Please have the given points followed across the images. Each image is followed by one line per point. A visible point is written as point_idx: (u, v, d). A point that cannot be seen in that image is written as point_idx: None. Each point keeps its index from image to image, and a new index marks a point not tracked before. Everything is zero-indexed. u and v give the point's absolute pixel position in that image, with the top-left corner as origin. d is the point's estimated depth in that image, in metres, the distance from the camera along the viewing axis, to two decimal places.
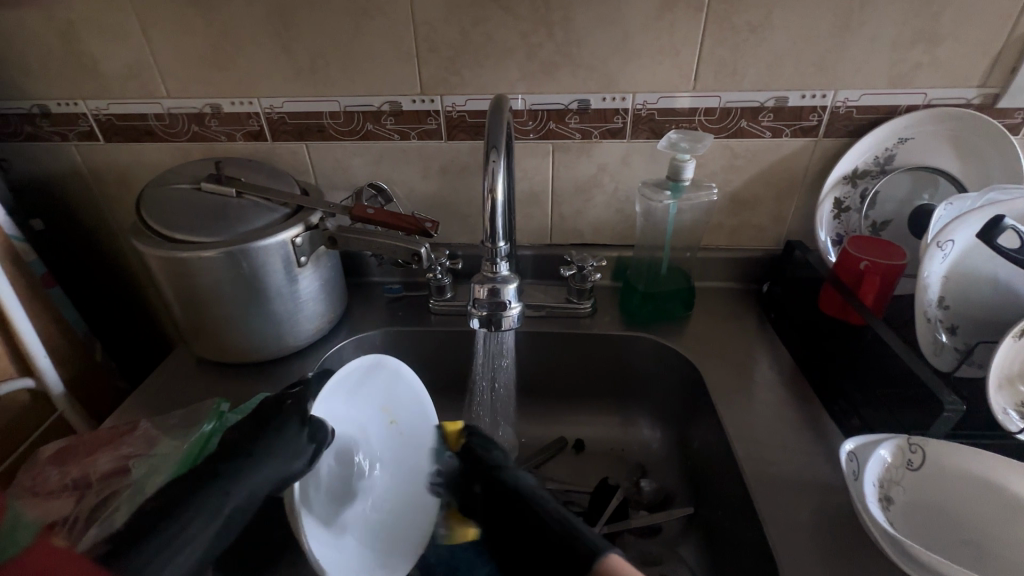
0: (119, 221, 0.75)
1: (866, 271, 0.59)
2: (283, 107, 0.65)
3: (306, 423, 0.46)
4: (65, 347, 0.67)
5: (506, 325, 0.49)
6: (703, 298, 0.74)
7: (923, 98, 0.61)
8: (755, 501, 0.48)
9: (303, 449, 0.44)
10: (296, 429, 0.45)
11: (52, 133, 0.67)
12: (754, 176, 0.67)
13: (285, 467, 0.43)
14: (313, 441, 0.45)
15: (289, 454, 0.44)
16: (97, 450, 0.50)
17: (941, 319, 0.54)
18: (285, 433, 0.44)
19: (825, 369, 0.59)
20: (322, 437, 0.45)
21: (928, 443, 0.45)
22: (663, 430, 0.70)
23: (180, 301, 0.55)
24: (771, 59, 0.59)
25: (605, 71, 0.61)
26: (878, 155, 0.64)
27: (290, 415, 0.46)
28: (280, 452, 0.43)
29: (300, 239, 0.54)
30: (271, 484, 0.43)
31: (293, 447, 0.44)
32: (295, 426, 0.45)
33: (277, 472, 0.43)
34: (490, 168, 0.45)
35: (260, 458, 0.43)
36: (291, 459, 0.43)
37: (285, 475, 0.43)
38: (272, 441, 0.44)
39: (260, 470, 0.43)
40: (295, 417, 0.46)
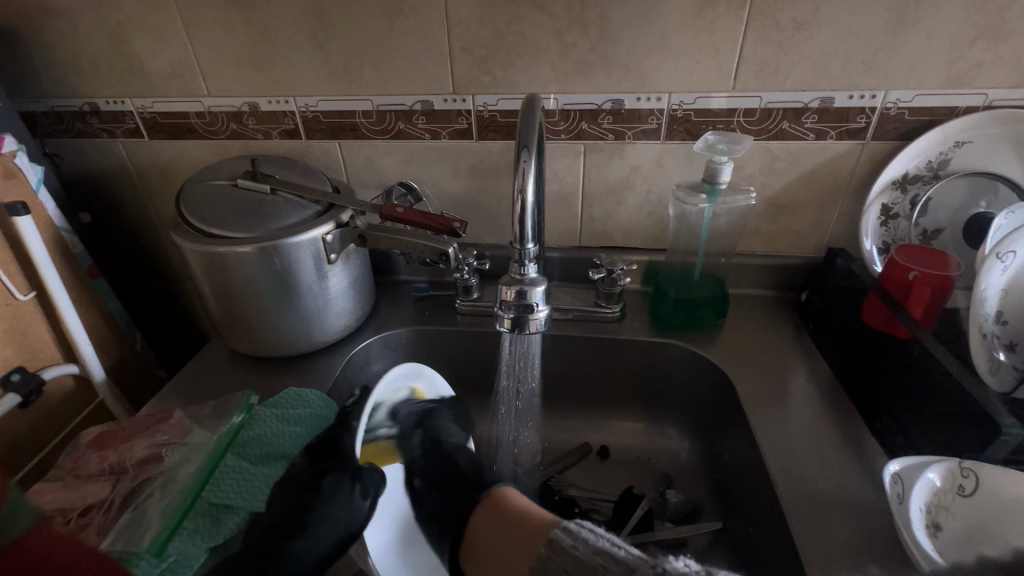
0: (160, 216, 0.77)
1: (915, 282, 0.55)
2: (317, 106, 0.66)
3: (357, 478, 0.46)
4: (107, 336, 0.69)
5: (533, 328, 0.48)
6: (737, 305, 0.71)
7: (983, 99, 0.57)
8: (789, 520, 0.46)
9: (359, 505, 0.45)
10: (347, 481, 0.46)
11: (101, 130, 0.70)
12: (795, 180, 0.65)
13: (343, 523, 0.44)
14: (366, 497, 0.45)
15: (342, 511, 0.44)
16: (135, 436, 0.51)
17: (998, 335, 0.50)
18: (338, 489, 0.45)
19: (867, 384, 0.56)
20: (374, 493, 0.46)
21: (983, 468, 0.42)
22: (691, 441, 0.68)
23: (215, 294, 0.56)
24: (817, 58, 0.57)
25: (641, 69, 0.59)
26: (931, 159, 0.61)
27: (338, 471, 0.46)
28: (335, 513, 0.44)
29: (331, 237, 0.55)
30: (330, 548, 0.43)
31: (346, 504, 0.44)
32: (343, 479, 0.46)
33: (337, 532, 0.44)
34: (521, 168, 0.44)
35: (317, 520, 0.43)
36: (349, 515, 0.44)
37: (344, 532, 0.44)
38: (327, 500, 0.44)
39: (321, 533, 0.43)
40: (346, 472, 0.46)
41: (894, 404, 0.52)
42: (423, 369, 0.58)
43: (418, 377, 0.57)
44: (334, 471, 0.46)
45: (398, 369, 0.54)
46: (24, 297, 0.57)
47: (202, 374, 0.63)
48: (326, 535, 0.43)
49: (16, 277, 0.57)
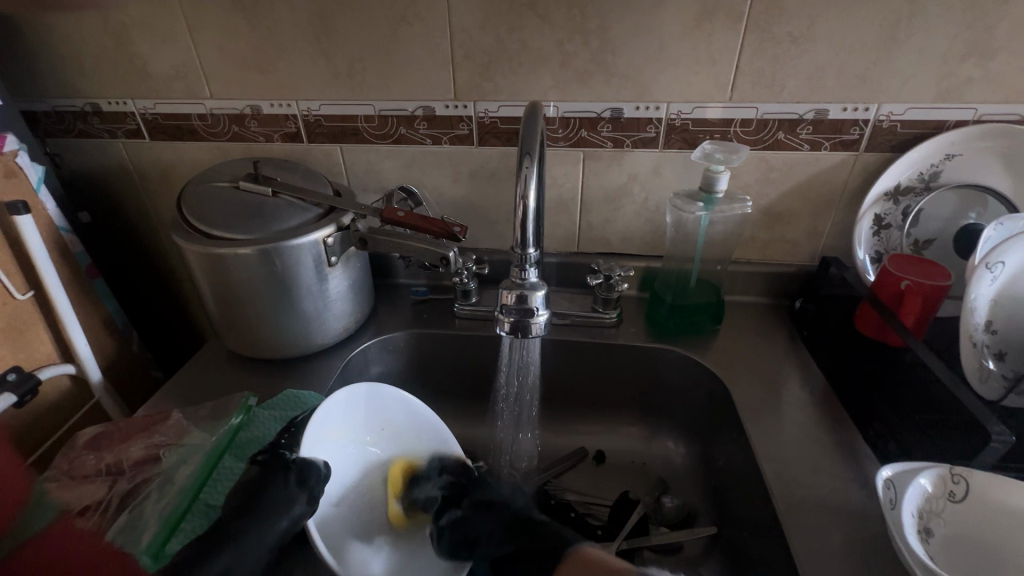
0: (159, 217, 0.77)
1: (907, 290, 0.56)
2: (319, 110, 0.66)
3: (293, 465, 0.45)
4: (104, 336, 0.69)
5: (533, 333, 0.49)
6: (732, 312, 0.72)
7: (972, 113, 0.59)
8: (784, 525, 0.46)
9: (298, 497, 0.43)
10: (280, 475, 0.44)
11: (101, 130, 0.70)
12: (790, 189, 0.66)
13: (288, 513, 0.43)
14: (303, 485, 0.44)
15: (279, 505, 0.43)
16: (132, 437, 0.51)
17: (989, 345, 0.51)
18: (272, 485, 0.43)
19: (860, 391, 0.57)
20: (312, 480, 0.44)
21: (973, 474, 0.43)
22: (687, 446, 0.68)
23: (215, 295, 0.56)
24: (812, 71, 0.58)
25: (640, 80, 0.60)
26: (923, 171, 0.62)
27: (276, 464, 0.45)
28: (272, 505, 0.42)
29: (332, 240, 0.55)
30: (278, 535, 0.42)
31: (283, 496, 0.43)
32: (279, 474, 0.44)
33: (280, 523, 0.42)
34: (523, 174, 0.45)
35: (258, 516, 0.42)
36: (286, 507, 0.43)
37: (291, 521, 0.43)
38: (265, 492, 0.43)
39: (263, 524, 0.42)
40: (282, 467, 0.45)
41: (886, 410, 0.53)
42: (382, 388, 0.55)
43: (379, 397, 0.55)
44: (271, 462, 0.45)
45: (341, 395, 0.51)
46: (22, 296, 0.57)
47: (200, 375, 0.63)
48: (269, 527, 0.42)
49: (15, 277, 0.57)
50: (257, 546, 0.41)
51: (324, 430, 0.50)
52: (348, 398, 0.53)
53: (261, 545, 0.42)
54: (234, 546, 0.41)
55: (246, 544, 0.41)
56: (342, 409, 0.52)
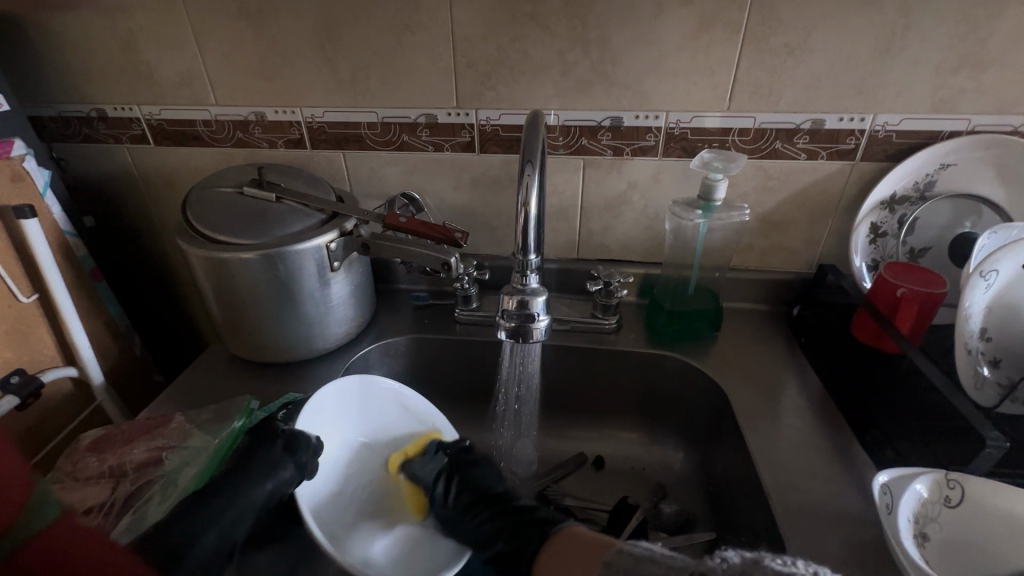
0: (163, 221, 0.78)
1: (903, 298, 0.57)
2: (323, 117, 0.67)
3: (284, 434, 0.49)
4: (106, 340, 0.69)
5: (534, 337, 0.49)
6: (730, 319, 0.73)
7: (966, 124, 0.60)
8: (782, 529, 0.46)
9: (286, 464, 0.47)
10: (270, 444, 0.48)
11: (107, 136, 0.71)
12: (787, 198, 0.67)
13: (275, 479, 0.47)
14: (290, 453, 0.48)
15: (265, 472, 0.47)
16: (134, 440, 0.51)
17: (983, 352, 0.52)
18: (260, 453, 0.48)
19: (857, 397, 0.57)
20: (302, 450, 0.48)
21: (968, 480, 0.43)
22: (686, 451, 0.69)
23: (218, 299, 0.57)
24: (809, 82, 0.59)
25: (640, 89, 0.61)
26: (918, 180, 0.63)
27: (269, 433, 0.49)
28: (258, 473, 0.46)
29: (334, 245, 0.56)
30: (262, 496, 0.47)
31: (271, 461, 0.47)
32: (271, 442, 0.48)
33: (263, 487, 0.46)
34: (525, 182, 0.45)
35: (244, 481, 0.46)
36: (273, 472, 0.47)
37: (276, 486, 0.47)
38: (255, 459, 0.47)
39: (247, 488, 0.46)
40: (276, 437, 0.48)
41: (883, 416, 0.54)
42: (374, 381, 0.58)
43: (372, 385, 0.58)
44: (263, 432, 0.50)
45: (334, 388, 0.54)
46: (27, 299, 0.58)
47: (202, 379, 0.63)
48: (253, 491, 0.46)
49: (20, 280, 0.58)
50: (243, 510, 0.45)
51: (317, 416, 0.53)
52: (337, 388, 0.55)
53: (247, 508, 0.46)
54: (222, 509, 0.44)
55: (231, 507, 0.45)
56: (332, 399, 0.54)
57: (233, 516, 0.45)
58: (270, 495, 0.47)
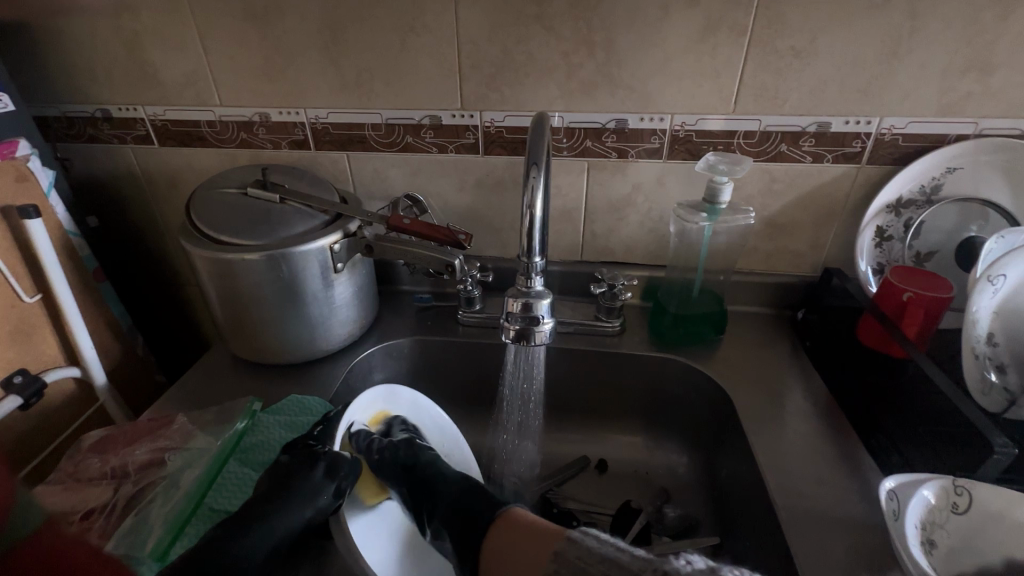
0: (166, 221, 0.78)
1: (909, 302, 0.57)
2: (327, 118, 0.67)
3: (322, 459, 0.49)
4: (109, 340, 0.69)
5: (538, 340, 0.49)
6: (734, 322, 0.72)
7: (973, 127, 0.59)
8: (787, 535, 0.46)
9: (325, 489, 0.47)
10: (309, 470, 0.47)
11: (111, 136, 0.71)
12: (792, 200, 0.66)
13: (314, 505, 0.46)
14: (330, 477, 0.47)
15: (303, 497, 0.46)
16: (137, 440, 0.51)
17: (991, 356, 0.52)
18: (299, 478, 0.47)
19: (862, 401, 0.57)
20: (341, 474, 0.48)
21: (976, 486, 0.43)
22: (690, 455, 0.68)
23: (222, 300, 0.57)
24: (815, 85, 0.59)
25: (645, 91, 0.61)
26: (924, 184, 0.63)
27: (308, 458, 0.49)
28: (297, 497, 0.46)
29: (339, 246, 0.56)
30: (301, 524, 0.46)
31: (311, 486, 0.46)
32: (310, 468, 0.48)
33: (305, 512, 0.46)
34: (530, 184, 0.45)
35: (283, 504, 0.46)
36: (312, 498, 0.46)
37: (314, 511, 0.46)
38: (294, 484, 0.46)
39: (287, 513, 0.45)
40: (316, 463, 0.48)
41: (888, 421, 0.53)
42: (398, 390, 0.59)
43: (395, 393, 0.59)
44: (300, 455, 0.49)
45: (365, 399, 0.55)
46: (30, 299, 0.58)
47: (205, 380, 0.63)
48: (292, 515, 0.45)
49: (23, 279, 0.58)
50: (282, 539, 0.45)
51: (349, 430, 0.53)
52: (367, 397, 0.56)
53: (285, 536, 0.45)
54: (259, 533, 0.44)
55: (270, 534, 0.44)
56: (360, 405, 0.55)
57: (274, 543, 0.44)
58: (309, 520, 0.46)
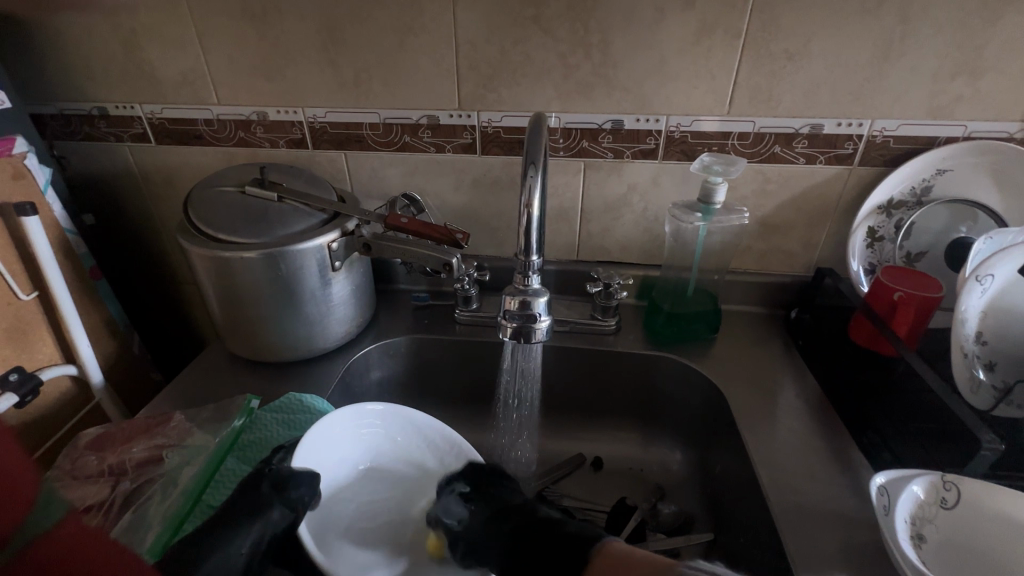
0: (162, 219, 0.78)
1: (900, 301, 0.57)
2: (325, 117, 0.67)
3: (268, 477, 0.45)
4: (104, 339, 0.69)
5: (536, 338, 0.50)
6: (728, 321, 0.73)
7: (962, 130, 0.60)
8: (780, 531, 0.47)
9: (275, 502, 0.43)
10: (260, 486, 0.44)
11: (107, 134, 0.71)
12: (786, 201, 0.67)
13: (262, 521, 0.42)
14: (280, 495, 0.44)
15: (250, 518, 0.42)
16: (133, 439, 0.51)
17: (979, 355, 0.53)
18: (250, 494, 0.44)
19: (854, 399, 0.58)
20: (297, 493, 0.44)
21: (963, 482, 0.44)
22: (684, 452, 0.69)
23: (219, 298, 0.57)
24: (808, 87, 0.60)
25: (641, 92, 0.62)
26: (914, 185, 0.64)
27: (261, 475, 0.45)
28: (245, 511, 0.43)
29: (337, 245, 0.56)
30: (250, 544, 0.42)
31: (257, 502, 0.43)
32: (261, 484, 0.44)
33: (252, 531, 0.42)
34: (527, 184, 0.46)
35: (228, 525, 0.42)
36: (262, 511, 0.43)
37: (265, 527, 0.43)
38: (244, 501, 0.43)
39: (237, 534, 0.42)
40: (265, 483, 0.44)
41: (879, 419, 0.54)
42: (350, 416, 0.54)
43: (391, 426, 0.57)
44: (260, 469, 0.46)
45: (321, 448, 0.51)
46: (26, 296, 0.58)
47: (201, 378, 0.63)
48: (241, 536, 0.41)
49: (19, 277, 0.57)
50: (224, 563, 0.40)
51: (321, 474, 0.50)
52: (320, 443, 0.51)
53: (229, 563, 0.40)
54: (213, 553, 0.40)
55: (218, 555, 0.40)
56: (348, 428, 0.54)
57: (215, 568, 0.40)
58: (257, 542, 0.42)
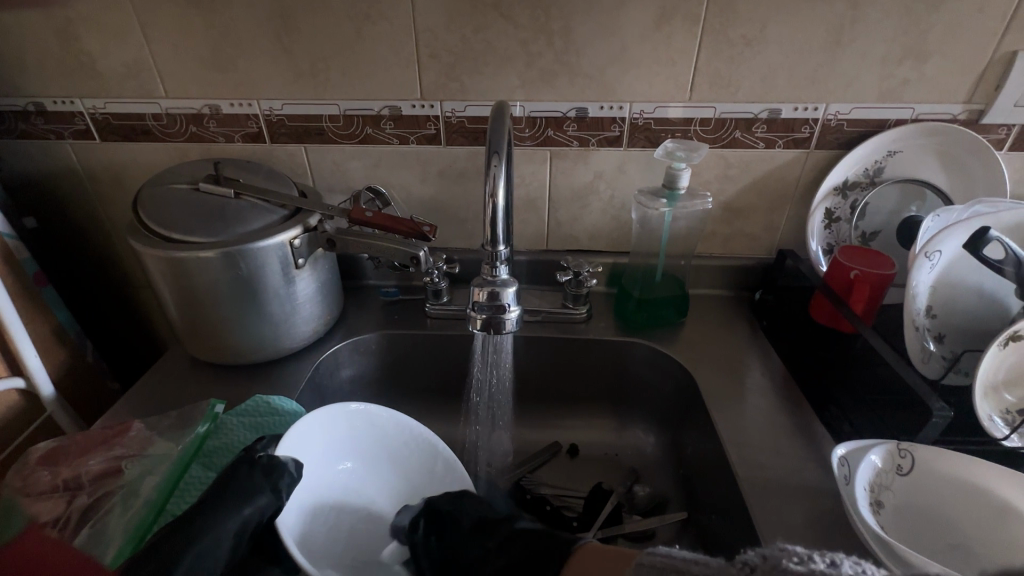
0: (113, 220, 0.74)
1: (856, 279, 0.60)
2: (282, 110, 0.65)
3: (258, 462, 0.42)
4: (55, 350, 0.65)
5: (505, 329, 0.49)
6: (696, 305, 0.75)
7: (910, 113, 0.63)
8: (748, 506, 0.48)
9: (264, 489, 0.41)
10: (246, 469, 0.41)
11: (47, 131, 0.67)
12: (747, 185, 0.69)
13: (252, 505, 0.40)
14: (269, 480, 0.41)
15: (240, 500, 0.40)
16: (89, 450, 0.49)
17: (930, 328, 0.55)
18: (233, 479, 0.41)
19: (817, 376, 0.60)
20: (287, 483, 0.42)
21: (917, 448, 0.46)
22: (657, 435, 0.70)
23: (176, 300, 0.54)
24: (766, 72, 0.61)
25: (604, 80, 0.62)
26: (868, 167, 0.66)
27: (243, 464, 0.42)
28: (233, 496, 0.40)
29: (299, 242, 0.54)
30: (237, 527, 0.39)
31: (247, 487, 0.40)
32: (246, 469, 0.41)
33: (235, 519, 0.39)
34: (491, 173, 0.45)
35: (210, 511, 0.39)
36: (250, 498, 0.40)
37: (254, 513, 0.40)
38: (225, 487, 0.40)
39: (222, 520, 0.39)
40: (256, 471, 0.41)
41: (840, 394, 0.56)
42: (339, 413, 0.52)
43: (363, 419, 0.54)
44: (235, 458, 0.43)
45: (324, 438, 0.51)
46: None
47: (162, 384, 0.61)
48: (224, 523, 0.38)
49: None
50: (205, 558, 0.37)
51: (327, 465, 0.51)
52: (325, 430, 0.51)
53: (209, 556, 0.37)
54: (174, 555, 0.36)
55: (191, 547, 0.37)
56: (320, 429, 0.50)
57: (195, 560, 0.36)
58: (242, 532, 0.39)
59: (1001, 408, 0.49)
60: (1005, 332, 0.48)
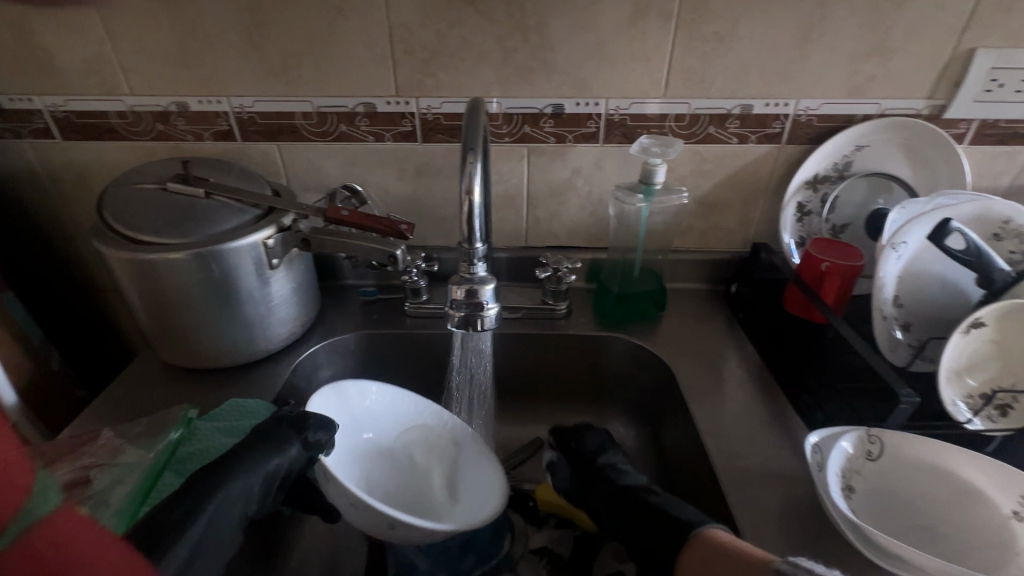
0: (77, 222, 0.72)
1: (827, 271, 0.61)
2: (253, 107, 0.63)
3: (285, 422, 0.49)
4: (17, 357, 0.63)
5: (484, 326, 0.49)
6: (674, 299, 0.76)
7: (876, 108, 0.64)
8: (726, 494, 0.49)
9: (294, 441, 0.47)
10: (277, 425, 0.48)
11: (3, 130, 0.64)
12: (722, 180, 0.70)
13: (279, 457, 0.46)
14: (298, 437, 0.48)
15: (271, 451, 0.46)
16: (56, 461, 0.47)
17: (896, 317, 0.57)
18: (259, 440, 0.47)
19: (790, 365, 0.61)
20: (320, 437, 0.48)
21: (886, 434, 0.47)
22: (637, 429, 0.71)
23: (145, 303, 0.53)
24: (738, 68, 0.62)
25: (579, 76, 0.62)
26: (837, 161, 0.67)
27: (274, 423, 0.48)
28: (264, 450, 0.46)
29: (272, 241, 0.53)
30: (266, 475, 0.46)
31: (276, 443, 0.47)
32: (280, 428, 0.48)
33: (260, 473, 0.46)
34: (467, 170, 0.45)
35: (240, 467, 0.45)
36: (279, 449, 0.47)
37: (281, 465, 0.47)
38: (250, 448, 0.46)
39: (250, 474, 0.45)
40: (286, 428, 0.48)
41: (813, 382, 0.58)
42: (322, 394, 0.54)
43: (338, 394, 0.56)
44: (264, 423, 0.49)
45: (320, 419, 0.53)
46: None
47: (133, 390, 0.59)
48: (251, 477, 0.45)
49: None
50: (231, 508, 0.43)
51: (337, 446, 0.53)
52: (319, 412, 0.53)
53: (233, 508, 0.43)
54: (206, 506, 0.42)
55: (217, 497, 0.43)
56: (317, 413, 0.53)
57: (223, 507, 0.43)
58: (265, 484, 0.46)
59: (965, 393, 0.51)
60: (967, 319, 0.50)
